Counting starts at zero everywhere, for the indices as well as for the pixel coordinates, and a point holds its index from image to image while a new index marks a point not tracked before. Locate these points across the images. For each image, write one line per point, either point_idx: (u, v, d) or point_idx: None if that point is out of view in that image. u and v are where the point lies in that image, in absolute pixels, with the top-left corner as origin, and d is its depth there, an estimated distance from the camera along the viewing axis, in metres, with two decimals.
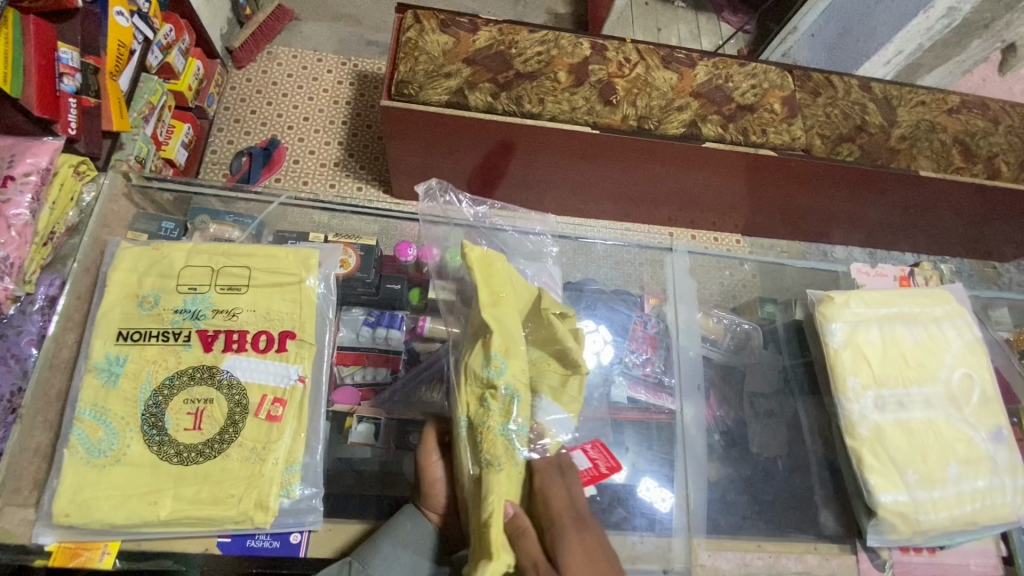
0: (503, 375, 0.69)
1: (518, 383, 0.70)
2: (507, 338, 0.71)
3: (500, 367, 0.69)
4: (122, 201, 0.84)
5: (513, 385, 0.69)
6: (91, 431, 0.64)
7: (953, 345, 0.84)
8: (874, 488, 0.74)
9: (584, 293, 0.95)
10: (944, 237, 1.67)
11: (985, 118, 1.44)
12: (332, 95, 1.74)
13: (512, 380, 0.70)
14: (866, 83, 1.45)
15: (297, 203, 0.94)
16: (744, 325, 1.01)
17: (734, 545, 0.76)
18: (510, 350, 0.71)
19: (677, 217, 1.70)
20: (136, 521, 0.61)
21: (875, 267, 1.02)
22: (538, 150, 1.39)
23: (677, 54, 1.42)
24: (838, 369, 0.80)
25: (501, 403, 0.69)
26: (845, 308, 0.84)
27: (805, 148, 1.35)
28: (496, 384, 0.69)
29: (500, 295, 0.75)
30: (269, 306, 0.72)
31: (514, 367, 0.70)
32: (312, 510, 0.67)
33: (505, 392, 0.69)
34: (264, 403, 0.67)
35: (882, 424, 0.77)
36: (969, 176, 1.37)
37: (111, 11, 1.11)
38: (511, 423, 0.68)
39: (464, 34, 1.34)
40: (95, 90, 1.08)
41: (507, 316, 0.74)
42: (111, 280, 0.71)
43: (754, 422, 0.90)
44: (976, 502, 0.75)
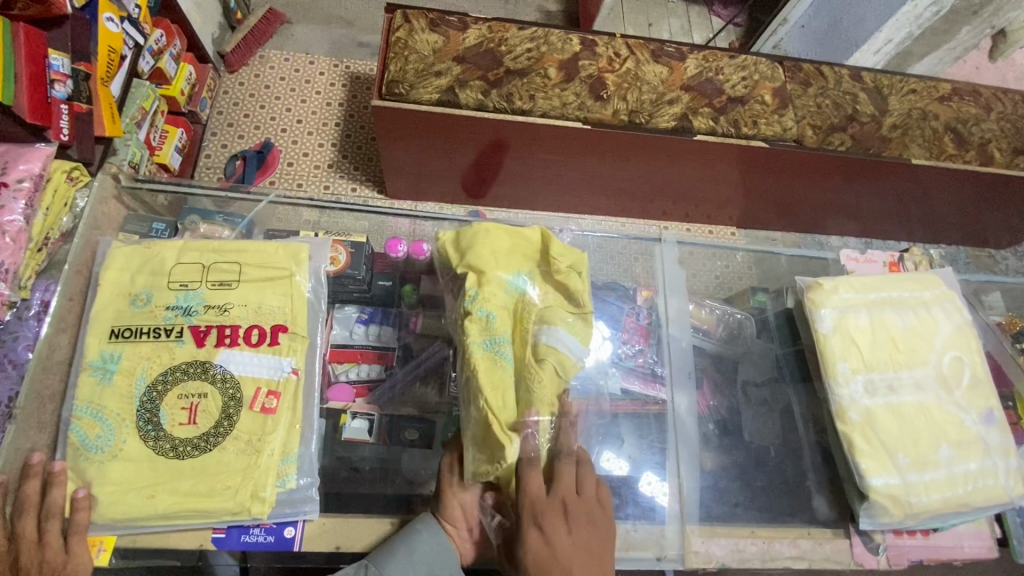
0: (478, 302, 0.76)
1: (494, 305, 0.76)
2: (484, 269, 0.78)
3: (475, 295, 0.77)
4: (111, 203, 0.84)
5: (487, 306, 0.76)
6: (89, 427, 0.64)
7: (943, 329, 0.85)
8: (865, 472, 0.74)
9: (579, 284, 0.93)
10: (939, 225, 1.68)
11: (977, 105, 1.44)
12: (324, 97, 1.74)
13: (494, 306, 0.76)
14: (856, 72, 1.45)
15: (287, 201, 0.94)
16: (736, 314, 1.01)
17: (728, 532, 0.76)
18: (481, 280, 0.78)
19: (671, 211, 1.70)
20: (133, 516, 0.61)
21: (865, 253, 1.02)
22: (530, 147, 1.39)
23: (666, 48, 1.42)
24: (827, 354, 0.80)
25: (480, 323, 0.75)
26: (834, 294, 0.84)
27: (796, 139, 1.35)
28: (471, 309, 0.76)
29: (470, 244, 0.81)
30: (260, 300, 0.72)
31: (487, 294, 0.77)
32: (308, 500, 0.67)
33: (481, 313, 0.75)
34: (258, 396, 0.67)
35: (872, 409, 0.78)
36: (961, 163, 1.37)
37: (101, 17, 1.11)
38: (489, 338, 0.74)
39: (453, 33, 1.35)
40: (87, 96, 1.08)
41: (482, 250, 0.80)
42: (103, 279, 0.71)
43: (747, 410, 0.90)
44: (968, 484, 0.75)
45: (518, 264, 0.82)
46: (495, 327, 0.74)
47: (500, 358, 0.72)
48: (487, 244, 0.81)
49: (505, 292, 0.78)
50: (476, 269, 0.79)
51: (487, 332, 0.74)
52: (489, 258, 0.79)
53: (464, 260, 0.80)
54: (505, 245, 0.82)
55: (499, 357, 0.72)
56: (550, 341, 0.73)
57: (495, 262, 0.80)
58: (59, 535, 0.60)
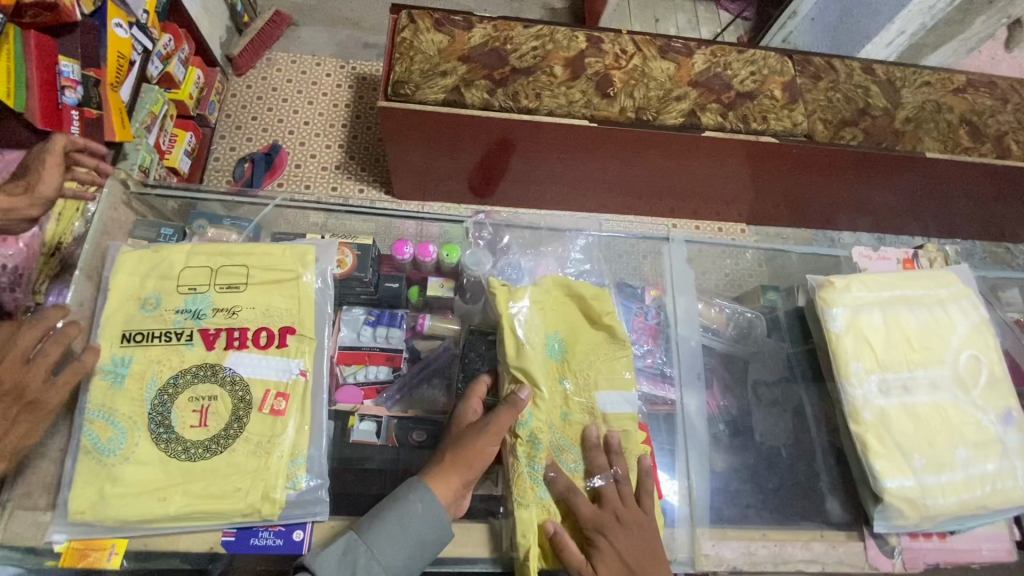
0: (525, 422, 0.72)
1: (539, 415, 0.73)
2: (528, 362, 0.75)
3: (524, 415, 0.73)
4: (122, 209, 0.83)
5: (533, 424, 0.73)
6: (101, 431, 0.64)
7: (959, 327, 0.83)
8: (879, 473, 0.72)
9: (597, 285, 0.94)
10: (955, 219, 1.64)
11: (993, 96, 1.41)
12: (331, 98, 1.75)
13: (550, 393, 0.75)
14: (868, 65, 1.43)
15: (293, 205, 0.94)
16: (747, 313, 1.00)
17: (739, 535, 0.75)
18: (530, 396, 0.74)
19: (680, 208, 1.69)
20: (144, 519, 0.61)
21: (877, 249, 1.00)
22: (537, 145, 1.39)
23: (674, 43, 1.41)
24: (840, 354, 0.79)
25: (524, 446, 0.72)
26: (846, 293, 0.83)
27: (807, 134, 1.33)
28: (519, 433, 0.72)
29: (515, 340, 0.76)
30: (268, 302, 0.72)
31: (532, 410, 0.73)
32: (319, 501, 0.67)
33: (528, 436, 0.72)
34: (268, 398, 0.67)
35: (887, 409, 0.76)
36: (977, 156, 1.34)
37: (110, 23, 1.12)
38: (535, 460, 0.71)
39: (458, 32, 1.34)
40: (97, 102, 1.09)
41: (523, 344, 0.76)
42: (114, 284, 0.72)
43: (758, 411, 0.89)
44: (986, 486, 0.74)
45: (550, 325, 0.81)
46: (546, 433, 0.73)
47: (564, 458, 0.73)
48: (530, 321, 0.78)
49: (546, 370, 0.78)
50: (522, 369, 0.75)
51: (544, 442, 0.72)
52: (532, 352, 0.76)
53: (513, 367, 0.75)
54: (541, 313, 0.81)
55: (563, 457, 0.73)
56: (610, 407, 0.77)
57: (537, 353, 0.77)
58: (42, 379, 0.63)
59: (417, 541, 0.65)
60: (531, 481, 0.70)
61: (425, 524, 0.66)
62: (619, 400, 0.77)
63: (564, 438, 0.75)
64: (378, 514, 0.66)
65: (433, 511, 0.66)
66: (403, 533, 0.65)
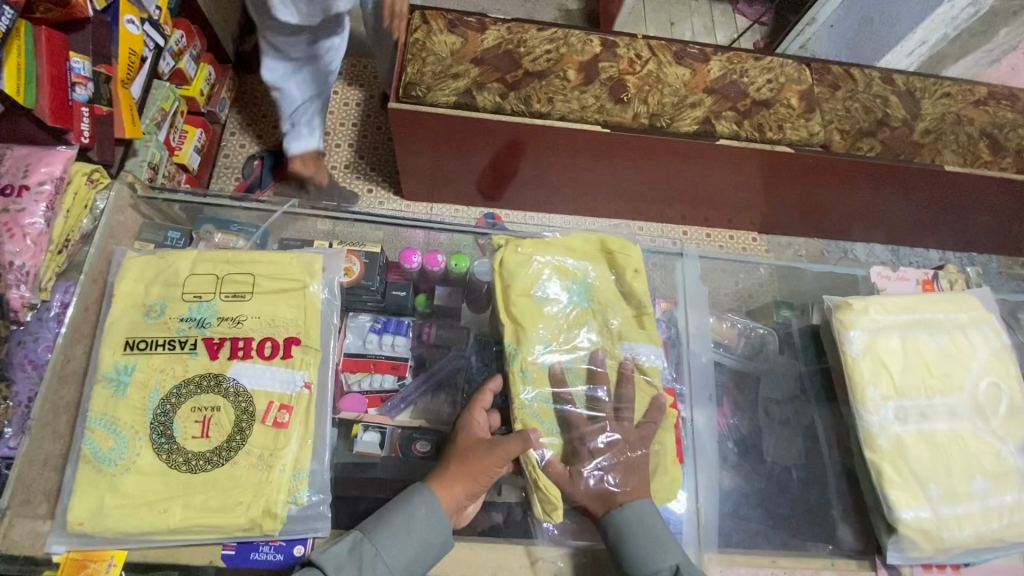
0: (518, 360, 0.76)
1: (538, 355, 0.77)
2: (526, 320, 0.78)
3: (514, 353, 0.77)
4: (128, 212, 0.82)
5: (528, 366, 0.76)
6: (102, 440, 0.63)
7: (980, 353, 0.81)
8: (894, 503, 0.70)
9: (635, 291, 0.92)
10: (971, 233, 1.61)
11: (1015, 109, 1.38)
12: (342, 98, 1.74)
13: (556, 345, 0.79)
14: (887, 75, 1.40)
15: (302, 212, 0.93)
16: (759, 329, 0.98)
17: (748, 562, 0.73)
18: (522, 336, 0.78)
19: (691, 215, 1.66)
20: (145, 530, 0.60)
21: (896, 269, 0.98)
22: (548, 150, 1.37)
23: (689, 49, 1.38)
24: (857, 379, 0.77)
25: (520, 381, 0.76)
26: (865, 315, 0.80)
27: (823, 144, 1.31)
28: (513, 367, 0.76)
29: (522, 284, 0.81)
30: (274, 312, 0.71)
31: (525, 350, 0.77)
32: (320, 516, 0.65)
33: (521, 373, 0.76)
34: (271, 410, 0.66)
35: (903, 437, 0.74)
36: (997, 170, 1.31)
37: (121, 19, 1.12)
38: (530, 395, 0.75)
39: (472, 33, 1.33)
40: (107, 99, 1.09)
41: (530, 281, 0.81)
42: (119, 289, 0.71)
43: (769, 432, 0.87)
44: (1003, 519, 0.72)
45: (575, 272, 0.84)
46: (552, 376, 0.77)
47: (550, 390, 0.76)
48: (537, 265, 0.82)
49: (567, 318, 0.81)
50: (513, 322, 0.78)
51: (548, 386, 0.76)
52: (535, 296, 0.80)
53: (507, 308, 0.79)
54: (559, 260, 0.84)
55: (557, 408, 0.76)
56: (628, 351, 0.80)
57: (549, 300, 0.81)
58: None
59: (423, 545, 0.64)
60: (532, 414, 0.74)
61: (430, 533, 0.65)
62: (649, 350, 0.80)
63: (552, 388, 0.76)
64: (383, 520, 0.65)
65: (436, 521, 0.65)
66: (402, 534, 0.64)
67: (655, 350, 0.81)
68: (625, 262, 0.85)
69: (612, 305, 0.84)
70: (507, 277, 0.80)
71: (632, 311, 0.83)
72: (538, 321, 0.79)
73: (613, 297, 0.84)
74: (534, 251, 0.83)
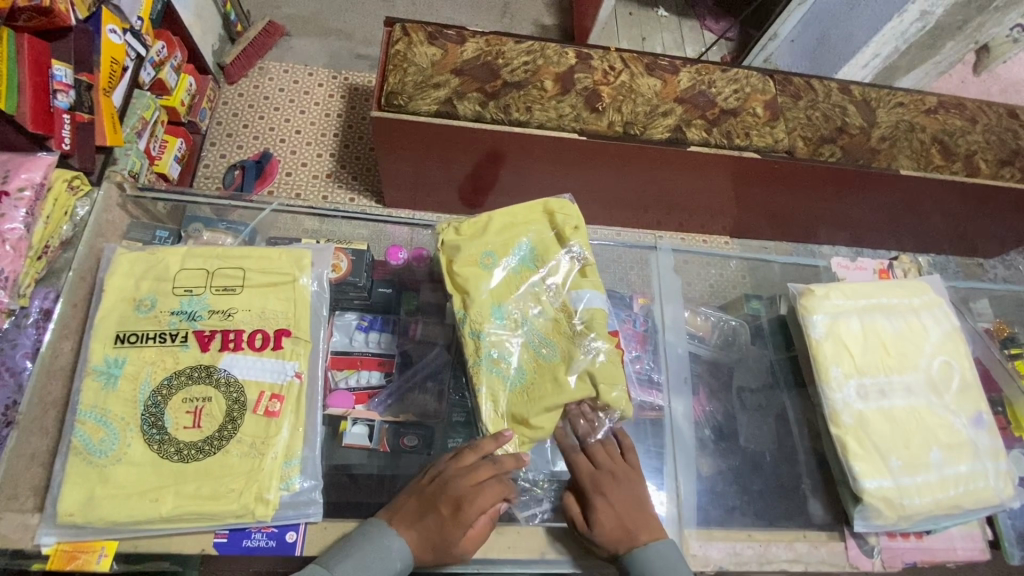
0: (468, 324, 0.80)
1: (485, 321, 0.80)
2: (471, 284, 0.81)
3: (464, 318, 0.80)
4: (116, 211, 0.84)
5: (477, 325, 0.79)
6: (93, 432, 0.64)
7: (933, 334, 0.87)
8: (858, 475, 0.75)
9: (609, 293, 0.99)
10: (929, 235, 1.71)
11: (963, 117, 1.48)
12: (323, 108, 1.77)
13: (505, 301, 0.82)
14: (844, 86, 1.49)
15: (288, 210, 0.96)
16: (731, 321, 1.03)
17: (725, 535, 0.76)
18: (472, 300, 0.81)
19: (666, 221, 1.73)
20: (137, 519, 0.61)
21: (855, 260, 1.05)
22: (526, 157, 1.42)
23: (660, 62, 1.45)
24: (820, 359, 0.82)
25: (472, 344, 0.79)
26: (826, 300, 0.86)
27: (788, 150, 1.38)
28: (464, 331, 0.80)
29: (468, 252, 0.84)
30: (264, 305, 0.73)
31: (475, 315, 0.80)
32: (312, 503, 0.67)
33: (472, 335, 0.79)
34: (262, 399, 0.68)
35: (865, 412, 0.79)
36: (949, 174, 1.40)
37: (104, 29, 1.13)
38: (484, 355, 0.78)
39: (451, 45, 1.37)
40: (89, 106, 1.09)
41: (477, 243, 0.85)
42: (108, 285, 0.72)
43: (742, 415, 0.92)
44: (959, 486, 0.77)
45: (517, 235, 0.87)
46: (507, 332, 0.80)
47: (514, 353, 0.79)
48: (482, 233, 0.86)
49: (513, 278, 0.84)
50: (459, 289, 0.82)
51: (504, 344, 0.79)
52: (480, 263, 0.83)
53: (453, 275, 0.83)
54: (503, 227, 0.87)
55: (515, 363, 0.78)
56: (579, 305, 0.83)
57: (496, 267, 0.84)
58: None
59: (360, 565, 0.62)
60: (487, 373, 0.77)
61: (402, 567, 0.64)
62: (589, 296, 0.84)
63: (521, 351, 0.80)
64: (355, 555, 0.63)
65: (409, 558, 0.64)
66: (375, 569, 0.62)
67: (596, 297, 0.84)
68: (562, 223, 0.88)
69: (555, 263, 0.86)
70: (452, 250, 0.84)
71: (575, 265, 0.86)
72: (485, 284, 0.82)
73: (554, 254, 0.87)
74: (478, 220, 0.87)
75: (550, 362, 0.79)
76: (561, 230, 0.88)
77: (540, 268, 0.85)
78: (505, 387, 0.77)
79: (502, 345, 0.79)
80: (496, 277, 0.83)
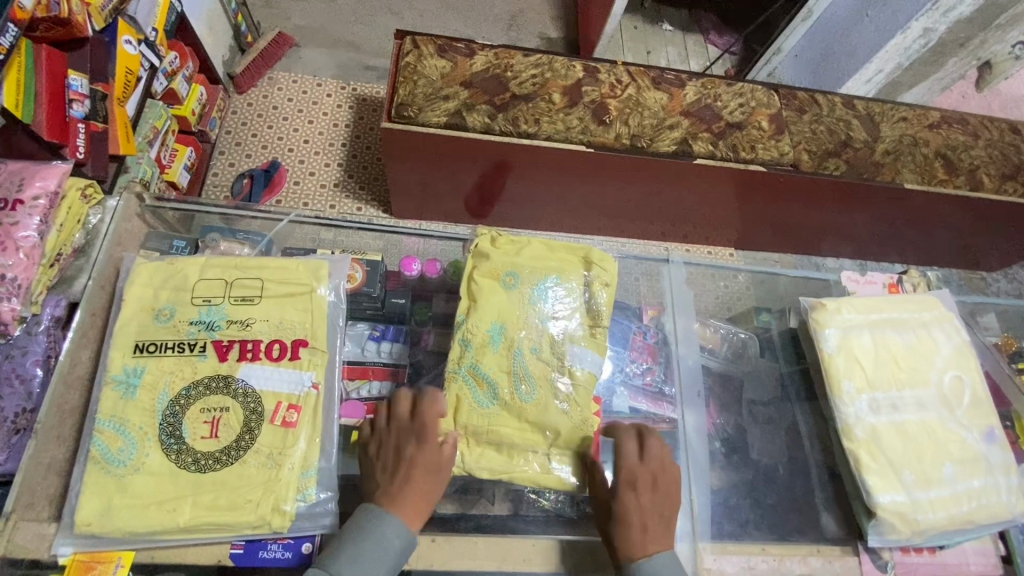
0: (463, 331, 0.80)
1: (477, 335, 0.79)
2: (482, 297, 0.82)
3: (462, 323, 0.80)
4: (135, 221, 0.84)
5: (469, 334, 0.79)
6: (111, 441, 0.64)
7: (943, 349, 0.87)
8: (872, 489, 0.75)
9: (622, 308, 1.00)
10: (933, 248, 1.71)
11: (965, 132, 1.49)
12: (332, 118, 1.78)
13: (507, 326, 0.81)
14: (848, 101, 1.51)
15: (304, 222, 0.98)
16: (740, 334, 1.04)
17: (738, 549, 0.76)
18: (470, 308, 0.82)
19: (671, 232, 1.74)
20: (154, 529, 0.61)
21: (865, 274, 1.05)
22: (534, 169, 1.43)
23: (666, 75, 1.47)
24: (833, 374, 0.83)
25: (457, 348, 0.79)
26: (837, 315, 0.87)
27: (793, 163, 1.39)
28: (458, 331, 0.80)
29: (490, 273, 0.84)
30: (281, 315, 0.73)
31: (473, 324, 0.80)
32: (328, 514, 0.67)
33: (461, 340, 0.79)
34: (279, 410, 0.68)
35: (878, 427, 0.80)
36: (952, 188, 1.41)
37: (119, 40, 1.14)
38: (477, 362, 0.78)
39: (461, 58, 1.39)
40: (103, 115, 1.10)
41: (503, 259, 0.85)
42: (127, 294, 0.72)
43: (754, 428, 0.92)
44: (972, 501, 0.77)
45: (547, 272, 0.86)
46: (496, 354, 0.79)
47: (520, 377, 0.78)
48: (518, 258, 0.86)
49: (527, 309, 0.82)
50: (470, 297, 0.82)
51: (487, 362, 0.78)
52: (492, 289, 0.83)
53: (465, 284, 0.84)
54: (537, 258, 0.87)
55: (492, 384, 0.77)
56: (575, 361, 0.81)
57: (517, 293, 0.83)
58: None
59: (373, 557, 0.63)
60: (465, 379, 0.77)
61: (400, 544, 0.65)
62: (586, 358, 0.82)
63: (529, 369, 0.79)
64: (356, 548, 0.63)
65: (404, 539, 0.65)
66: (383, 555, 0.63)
67: (592, 359, 0.82)
68: (596, 276, 0.87)
69: (573, 311, 0.84)
70: (481, 258, 0.86)
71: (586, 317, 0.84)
72: (497, 300, 0.82)
73: (578, 302, 0.85)
74: (517, 243, 0.88)
75: (528, 400, 0.77)
76: (593, 283, 0.87)
77: (557, 307, 0.83)
78: (473, 402, 0.76)
79: (494, 373, 0.78)
80: (500, 303, 0.82)
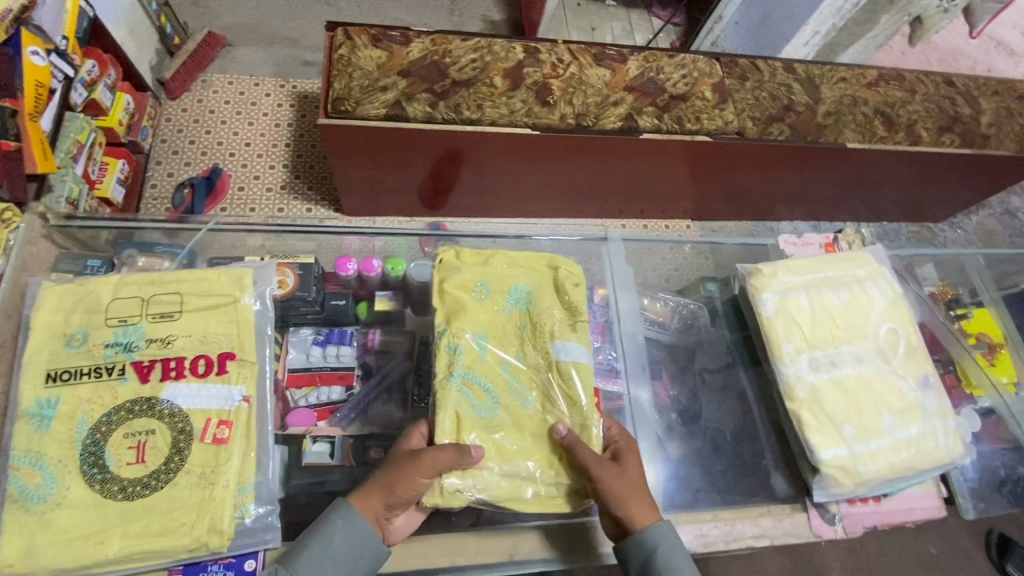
0: (446, 337, 0.76)
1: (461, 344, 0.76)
2: (455, 307, 0.78)
3: (443, 330, 0.76)
4: (41, 243, 0.81)
5: (456, 342, 0.75)
6: (28, 478, 0.61)
7: (878, 303, 0.89)
8: (815, 446, 0.77)
9: None
10: (880, 204, 1.76)
11: (902, 88, 1.52)
12: (272, 119, 1.72)
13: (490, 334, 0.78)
14: (788, 65, 1.52)
15: (227, 227, 0.92)
16: (690, 304, 1.04)
17: (693, 518, 0.77)
18: (449, 319, 0.77)
19: (627, 209, 1.74)
20: (83, 563, 0.59)
21: (802, 236, 1.07)
22: (480, 156, 1.41)
23: (608, 51, 1.45)
24: (773, 337, 0.84)
25: (447, 358, 0.75)
26: (774, 279, 0.88)
27: (737, 131, 1.40)
28: (439, 343, 0.75)
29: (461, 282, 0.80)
30: (205, 329, 0.70)
31: (455, 331, 0.76)
32: (269, 528, 0.65)
33: (449, 348, 0.75)
34: (209, 427, 0.66)
35: (818, 385, 0.81)
36: (892, 144, 1.44)
37: (24, 51, 1.06)
38: (467, 372, 0.74)
39: (397, 47, 1.35)
40: (14, 134, 1.03)
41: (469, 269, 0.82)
42: (34, 322, 0.68)
43: (705, 397, 0.93)
44: (911, 449, 0.79)
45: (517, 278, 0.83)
46: (486, 363, 0.76)
47: (513, 389, 0.75)
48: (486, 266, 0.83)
49: (501, 317, 0.80)
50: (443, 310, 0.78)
51: (481, 370, 0.75)
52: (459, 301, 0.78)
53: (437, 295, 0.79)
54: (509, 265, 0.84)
55: (488, 393, 0.74)
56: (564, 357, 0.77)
57: (493, 301, 0.80)
58: None
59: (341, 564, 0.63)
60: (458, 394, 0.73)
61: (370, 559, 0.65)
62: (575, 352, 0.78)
63: (518, 379, 0.76)
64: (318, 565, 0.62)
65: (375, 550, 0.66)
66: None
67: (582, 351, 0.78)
68: (564, 277, 0.83)
69: (546, 309, 0.81)
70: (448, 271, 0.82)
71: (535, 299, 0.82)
72: (475, 312, 0.78)
73: (547, 296, 0.82)
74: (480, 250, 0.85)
75: (528, 409, 0.75)
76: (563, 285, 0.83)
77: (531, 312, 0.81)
78: (472, 413, 0.72)
79: (484, 383, 0.74)
80: (479, 313, 0.79)
